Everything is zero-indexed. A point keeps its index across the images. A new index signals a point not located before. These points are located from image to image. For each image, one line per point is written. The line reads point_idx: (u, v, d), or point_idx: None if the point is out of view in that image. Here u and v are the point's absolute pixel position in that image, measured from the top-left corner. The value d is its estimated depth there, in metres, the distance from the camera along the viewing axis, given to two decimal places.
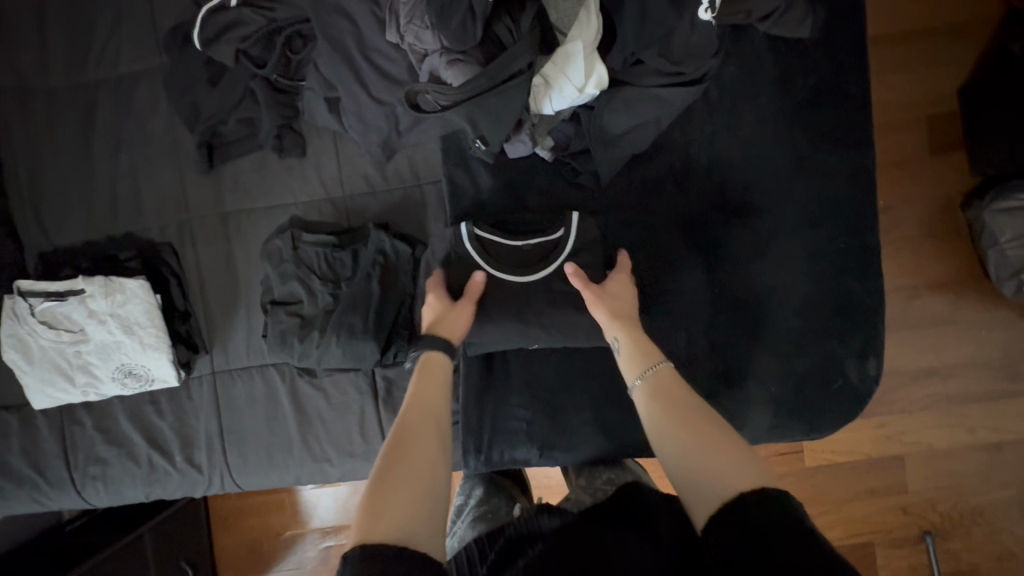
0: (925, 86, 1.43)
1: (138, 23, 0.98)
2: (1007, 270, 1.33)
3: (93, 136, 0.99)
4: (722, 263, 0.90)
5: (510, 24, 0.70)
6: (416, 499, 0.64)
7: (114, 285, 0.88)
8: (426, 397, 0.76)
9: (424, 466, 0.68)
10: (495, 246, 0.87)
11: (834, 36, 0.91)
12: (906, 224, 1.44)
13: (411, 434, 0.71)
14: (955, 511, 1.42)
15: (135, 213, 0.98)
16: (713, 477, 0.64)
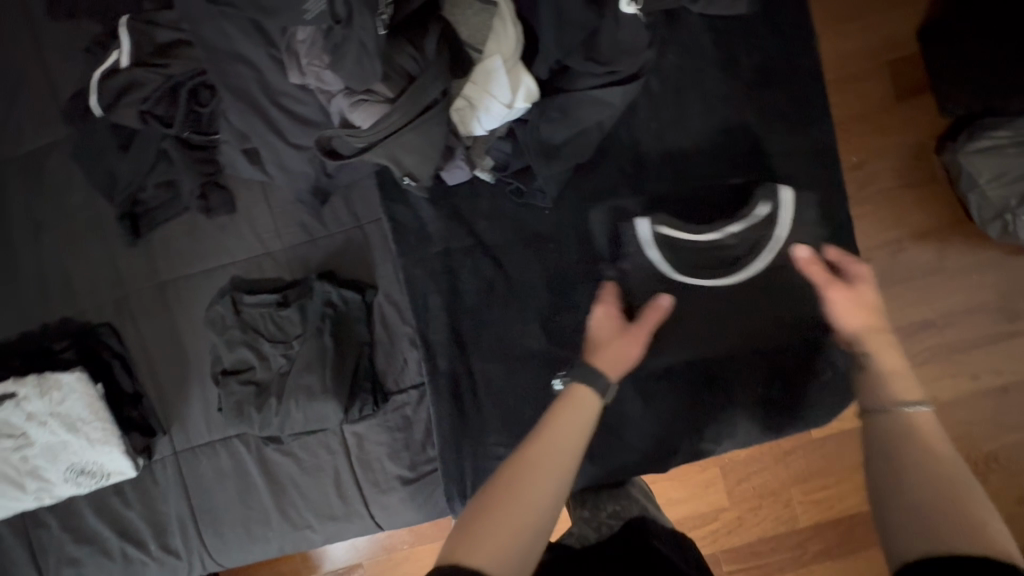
0: (878, 36, 1.38)
1: (39, 95, 0.91)
2: (989, 211, 1.28)
3: (10, 221, 0.92)
4: (679, 284, 0.84)
5: (413, 53, 0.65)
6: (513, 543, 0.51)
7: (49, 382, 0.82)
8: (574, 432, 0.62)
9: (553, 523, 0.55)
10: (685, 247, 0.83)
11: (772, 5, 0.85)
12: (881, 178, 1.39)
13: (554, 475, 0.58)
14: (970, 461, 1.38)
15: (66, 296, 0.92)
16: (924, 524, 0.47)
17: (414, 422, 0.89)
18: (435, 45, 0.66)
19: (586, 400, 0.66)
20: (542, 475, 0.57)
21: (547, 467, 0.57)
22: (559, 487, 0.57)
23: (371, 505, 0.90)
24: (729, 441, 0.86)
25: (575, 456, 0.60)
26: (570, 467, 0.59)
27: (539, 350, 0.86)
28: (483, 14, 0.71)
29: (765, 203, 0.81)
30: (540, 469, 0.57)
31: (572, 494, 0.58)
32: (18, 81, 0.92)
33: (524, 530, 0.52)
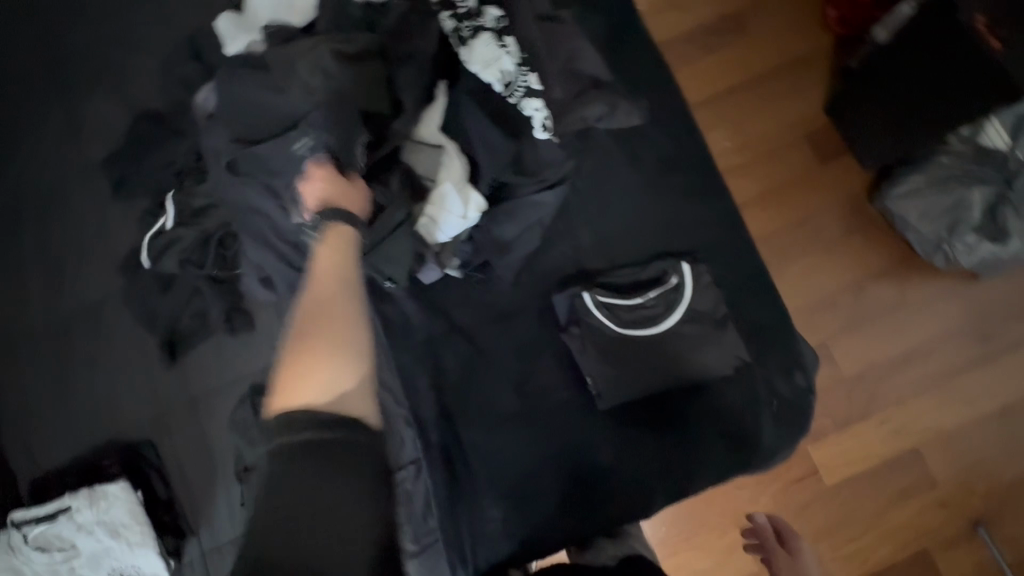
0: (789, 116, 1.71)
1: (99, 257, 1.15)
2: (928, 245, 1.53)
3: (72, 361, 1.11)
4: (618, 336, 0.94)
5: (382, 188, 0.88)
6: (335, 368, 0.67)
7: (97, 494, 0.95)
8: (336, 266, 0.74)
9: (341, 341, 0.69)
10: (620, 307, 0.96)
11: (662, 111, 1.08)
12: (826, 228, 1.64)
13: (326, 311, 0.71)
14: (990, 491, 1.49)
15: (114, 418, 1.07)
16: None
17: (414, 496, 0.98)
18: (398, 180, 0.90)
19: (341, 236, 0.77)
20: (311, 321, 0.70)
21: (330, 302, 0.72)
22: (335, 305, 0.71)
23: None
24: (702, 478, 0.93)
25: (339, 290, 0.73)
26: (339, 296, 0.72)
27: (517, 414, 0.98)
28: (434, 155, 0.93)
29: (674, 273, 0.96)
30: (312, 320, 0.69)
31: (348, 310, 0.72)
32: (82, 249, 1.15)
33: (313, 367, 0.66)
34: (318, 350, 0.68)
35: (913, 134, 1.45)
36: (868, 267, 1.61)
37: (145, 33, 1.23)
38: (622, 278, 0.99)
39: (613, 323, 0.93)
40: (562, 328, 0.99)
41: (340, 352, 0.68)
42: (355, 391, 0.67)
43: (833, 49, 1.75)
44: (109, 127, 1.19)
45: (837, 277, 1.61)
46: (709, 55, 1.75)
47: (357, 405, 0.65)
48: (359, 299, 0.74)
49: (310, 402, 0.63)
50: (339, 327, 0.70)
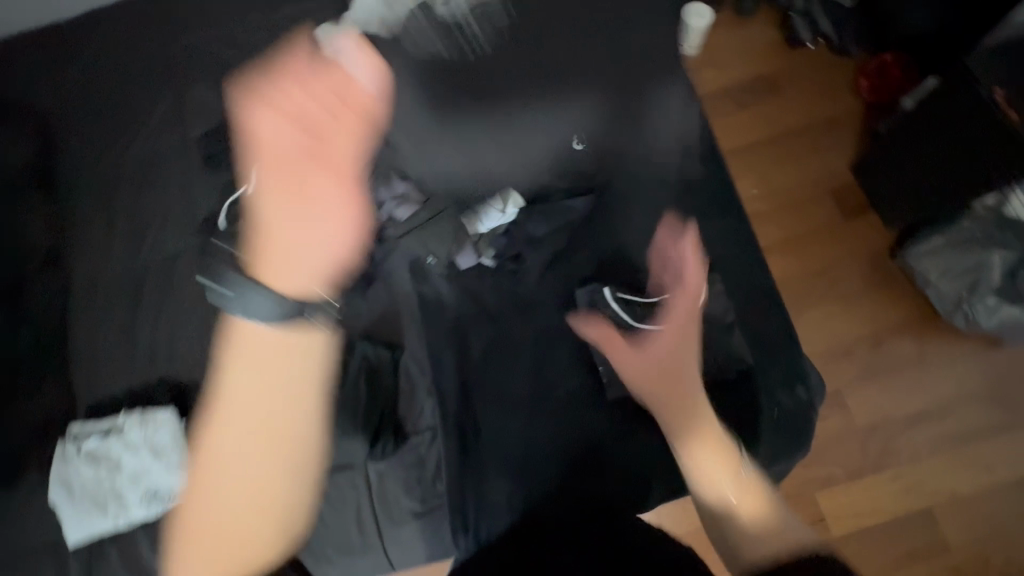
0: (816, 170, 1.81)
1: (181, 221, 1.31)
2: (947, 302, 1.58)
3: (142, 307, 1.25)
4: (628, 329, 1.01)
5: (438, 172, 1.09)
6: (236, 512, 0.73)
7: (149, 416, 1.06)
8: (249, 388, 0.73)
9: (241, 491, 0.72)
10: (634, 304, 1.05)
11: (691, 138, 1.19)
12: (847, 278, 1.70)
13: (215, 454, 0.73)
14: (1007, 562, 1.44)
15: (172, 360, 1.21)
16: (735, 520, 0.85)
17: (425, 460, 1.05)
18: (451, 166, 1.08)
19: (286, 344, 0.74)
20: (246, 466, 0.73)
21: (224, 443, 0.73)
22: (236, 450, 0.72)
23: (385, 538, 1.02)
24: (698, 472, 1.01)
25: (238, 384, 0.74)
26: (249, 425, 0.73)
27: (529, 395, 1.05)
28: None
29: None
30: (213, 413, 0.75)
31: (256, 473, 0.73)
32: (167, 213, 1.32)
33: (208, 511, 0.73)
34: (264, 497, 0.73)
35: (940, 196, 1.52)
36: (886, 320, 1.65)
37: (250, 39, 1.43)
38: (639, 282, 1.08)
39: (624, 316, 1.03)
40: (579, 320, 1.08)
41: (223, 489, 0.72)
42: (280, 531, 0.77)
43: (862, 115, 1.87)
44: (209, 113, 1.38)
45: (854, 326, 1.65)
46: (743, 110, 1.89)
47: (284, 546, 0.78)
48: (262, 458, 0.73)
49: (234, 529, 0.73)
50: (252, 475, 0.73)
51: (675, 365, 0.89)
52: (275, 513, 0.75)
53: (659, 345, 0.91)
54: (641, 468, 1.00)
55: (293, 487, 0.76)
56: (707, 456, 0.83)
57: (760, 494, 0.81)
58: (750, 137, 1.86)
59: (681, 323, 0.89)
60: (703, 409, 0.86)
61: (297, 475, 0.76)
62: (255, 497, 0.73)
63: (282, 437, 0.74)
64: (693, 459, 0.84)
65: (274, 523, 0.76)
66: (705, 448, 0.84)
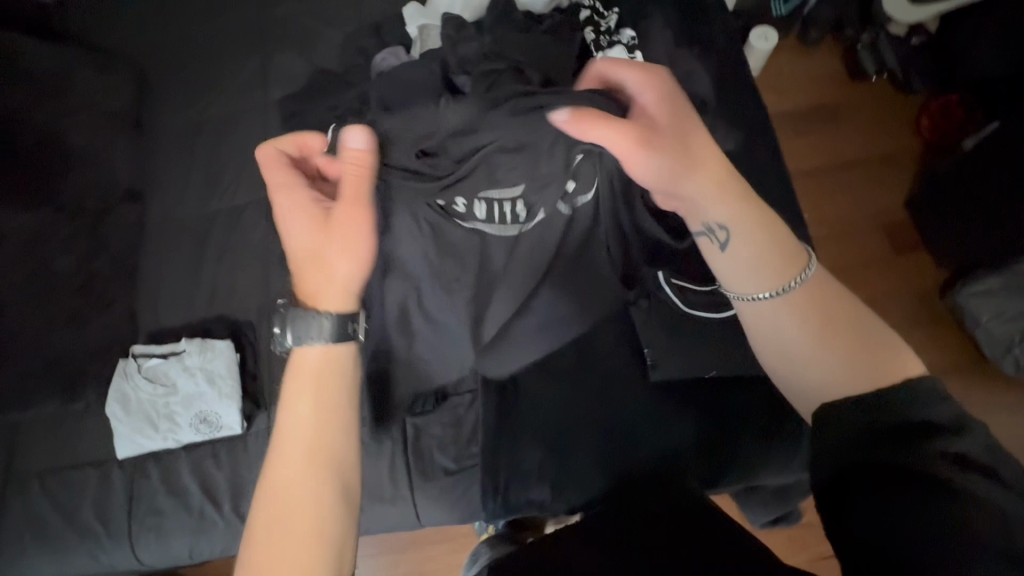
0: (870, 202, 1.80)
1: (251, 168, 1.35)
2: (996, 347, 1.54)
3: (206, 245, 1.29)
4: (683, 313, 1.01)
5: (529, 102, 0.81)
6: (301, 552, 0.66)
7: (207, 344, 1.10)
8: (300, 412, 0.72)
9: (308, 523, 0.68)
10: (692, 289, 1.02)
11: (759, 145, 1.20)
12: (892, 311, 1.67)
13: (281, 479, 0.70)
14: None
15: (230, 300, 1.25)
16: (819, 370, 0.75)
17: (463, 421, 1.07)
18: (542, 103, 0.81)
19: (334, 355, 0.76)
20: (310, 490, 0.70)
21: (290, 471, 0.70)
22: (299, 478, 0.70)
23: (416, 493, 1.04)
24: (733, 467, 1.00)
25: (296, 425, 0.72)
26: (306, 438, 0.72)
27: (573, 371, 1.06)
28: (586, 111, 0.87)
29: None
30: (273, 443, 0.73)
31: (319, 489, 0.70)
32: (239, 159, 1.36)
33: (278, 549, 0.66)
34: (319, 520, 0.69)
35: (988, 235, 1.53)
36: (930, 358, 1.61)
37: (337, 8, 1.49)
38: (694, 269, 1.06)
39: (679, 300, 1.01)
40: (628, 302, 1.05)
41: (292, 521, 0.68)
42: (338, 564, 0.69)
43: (920, 153, 1.86)
44: (291, 72, 1.44)
45: None
46: (800, 136, 1.90)
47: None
48: (329, 478, 0.71)
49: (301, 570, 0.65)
50: (314, 498, 0.70)
51: (692, 174, 0.79)
52: (332, 534, 0.69)
53: (664, 144, 0.77)
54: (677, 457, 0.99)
55: (345, 513, 0.71)
56: (762, 283, 0.79)
57: (824, 311, 0.77)
58: (805, 163, 1.87)
59: (671, 121, 0.79)
60: (732, 210, 0.80)
61: (347, 485, 0.73)
62: (317, 514, 0.69)
63: (339, 454, 0.73)
64: (745, 286, 0.80)
65: (337, 544, 0.69)
66: (765, 280, 0.79)
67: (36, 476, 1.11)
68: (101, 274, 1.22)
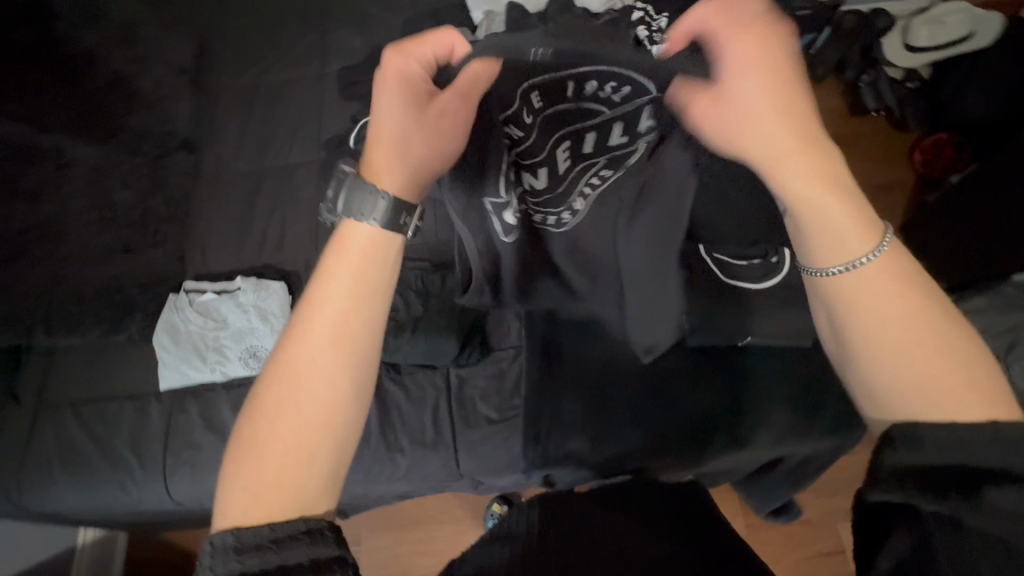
0: None
1: (305, 127, 1.37)
2: None
3: (257, 197, 1.31)
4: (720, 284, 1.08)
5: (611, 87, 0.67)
6: (309, 446, 0.56)
7: (262, 284, 1.16)
8: (332, 289, 0.58)
9: (326, 423, 0.56)
10: (728, 262, 1.08)
11: None
12: None
13: (296, 369, 0.57)
14: None
15: (276, 249, 1.26)
16: (911, 395, 0.56)
17: (506, 373, 1.13)
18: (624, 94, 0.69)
19: (377, 242, 0.61)
20: (325, 382, 0.57)
21: (308, 354, 0.57)
22: (315, 363, 0.57)
23: (458, 439, 1.08)
24: (763, 431, 1.06)
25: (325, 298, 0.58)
26: (334, 315, 0.58)
27: (614, 332, 1.12)
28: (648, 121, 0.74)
29: (778, 253, 1.09)
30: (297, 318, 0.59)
31: (344, 380, 0.57)
32: (294, 118, 1.38)
33: (277, 430, 0.55)
34: (328, 414, 0.56)
35: (990, 257, 1.51)
36: None
37: None
38: (731, 243, 1.11)
39: (717, 271, 1.07)
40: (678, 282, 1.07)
41: (299, 409, 0.56)
42: (336, 472, 0.58)
43: (915, 182, 1.93)
44: (349, 40, 1.46)
45: None
46: None
47: (337, 485, 0.58)
48: (356, 372, 0.58)
49: (295, 464, 0.55)
50: (327, 390, 0.57)
51: (773, 119, 0.56)
52: (335, 437, 0.57)
53: (746, 62, 0.54)
54: (707, 416, 1.06)
55: (357, 417, 0.59)
56: (849, 249, 0.58)
57: (914, 307, 0.56)
58: None
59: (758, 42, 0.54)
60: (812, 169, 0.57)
61: (365, 386, 0.59)
62: (329, 410, 0.56)
63: (366, 349, 0.59)
64: (819, 257, 0.60)
65: (341, 449, 0.58)
66: (844, 255, 0.58)
67: (73, 406, 1.12)
68: (157, 212, 1.25)
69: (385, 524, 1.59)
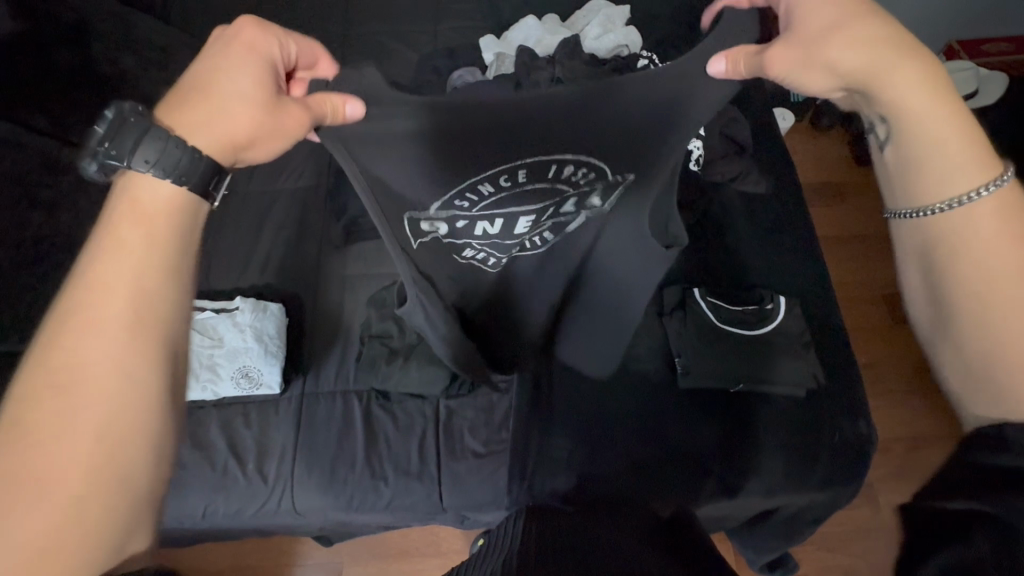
0: (881, 274, 1.78)
1: (318, 155, 1.41)
2: None
3: (266, 219, 1.35)
4: (716, 329, 1.11)
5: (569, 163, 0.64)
6: (111, 464, 0.48)
7: (261, 305, 1.17)
8: (115, 287, 0.52)
9: (136, 434, 0.50)
10: (721, 306, 1.14)
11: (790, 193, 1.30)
12: (891, 378, 1.63)
13: (77, 372, 0.49)
14: None
15: (279, 270, 1.29)
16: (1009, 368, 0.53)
17: (495, 407, 1.13)
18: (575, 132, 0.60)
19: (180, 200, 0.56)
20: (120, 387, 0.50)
21: (88, 351, 0.50)
22: (102, 361, 0.50)
23: (442, 471, 1.08)
24: (756, 477, 1.03)
25: (105, 282, 0.52)
26: (123, 297, 0.52)
27: (602, 369, 1.12)
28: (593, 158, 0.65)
29: (771, 300, 1.14)
30: (65, 315, 0.51)
31: (142, 377, 0.51)
32: (304, 146, 1.43)
33: (60, 448, 0.47)
34: (131, 429, 0.50)
35: None
36: (940, 428, 1.56)
37: (413, 25, 1.59)
38: (725, 292, 1.18)
39: (711, 314, 1.12)
40: (663, 314, 1.16)
41: (84, 416, 0.48)
42: (139, 502, 0.50)
43: None
44: None
45: (911, 422, 1.57)
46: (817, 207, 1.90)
47: (141, 518, 0.50)
48: (154, 365, 0.52)
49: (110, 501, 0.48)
50: (123, 393, 0.50)
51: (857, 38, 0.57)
52: (148, 452, 0.51)
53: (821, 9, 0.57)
54: (696, 459, 1.04)
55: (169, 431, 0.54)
56: (965, 180, 0.58)
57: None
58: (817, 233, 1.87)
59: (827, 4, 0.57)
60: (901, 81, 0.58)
61: (171, 380, 0.54)
62: (123, 422, 0.50)
63: (164, 336, 0.53)
64: (932, 192, 0.60)
65: (145, 468, 0.51)
66: (964, 184, 0.58)
67: None
68: None
69: (368, 555, 1.55)
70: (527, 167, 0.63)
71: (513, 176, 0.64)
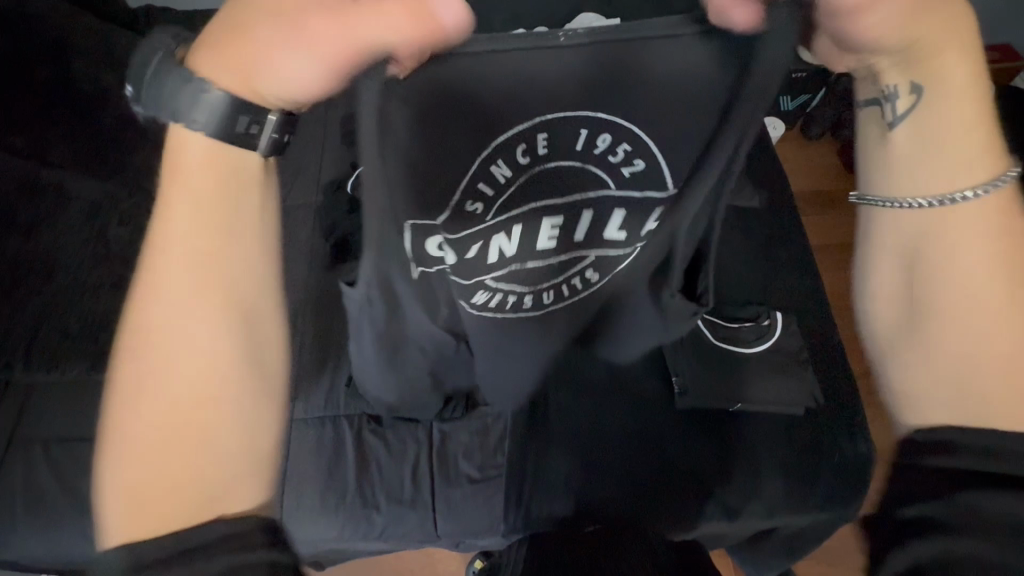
0: None
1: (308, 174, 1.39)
2: None
3: None
4: (715, 347, 1.10)
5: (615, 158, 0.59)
6: (208, 424, 0.51)
7: None
8: (190, 246, 0.50)
9: (228, 398, 0.53)
10: (717, 325, 1.12)
11: (781, 209, 1.30)
12: None
13: (160, 331, 0.50)
14: None
15: None
16: (968, 367, 0.56)
17: (491, 429, 1.10)
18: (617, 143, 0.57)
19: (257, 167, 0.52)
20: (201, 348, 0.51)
21: (164, 313, 0.50)
22: (183, 321, 0.51)
23: (437, 497, 1.06)
24: (757, 499, 1.02)
25: (172, 233, 0.50)
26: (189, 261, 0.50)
27: (602, 389, 1.09)
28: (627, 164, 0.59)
29: (768, 317, 1.13)
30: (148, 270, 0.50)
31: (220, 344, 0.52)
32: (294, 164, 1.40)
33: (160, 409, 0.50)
34: (220, 391, 0.52)
35: None
36: None
37: None
38: (722, 308, 1.16)
39: (709, 333, 1.10)
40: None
41: (175, 376, 0.50)
42: (239, 456, 0.53)
43: None
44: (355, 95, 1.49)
45: None
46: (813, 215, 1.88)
47: (255, 468, 0.55)
48: (237, 328, 0.53)
49: (216, 458, 0.52)
50: (208, 352, 0.51)
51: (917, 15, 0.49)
52: (236, 408, 0.53)
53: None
54: (696, 482, 1.02)
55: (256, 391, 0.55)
56: (936, 180, 0.56)
57: (1013, 266, 0.55)
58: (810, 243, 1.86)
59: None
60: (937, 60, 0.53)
61: (249, 345, 0.54)
62: (218, 381, 0.52)
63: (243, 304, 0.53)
64: (909, 184, 0.57)
65: (235, 432, 0.53)
66: (964, 182, 0.55)
67: (44, 444, 1.10)
68: None
69: None
70: (554, 136, 0.55)
71: (528, 152, 0.56)
